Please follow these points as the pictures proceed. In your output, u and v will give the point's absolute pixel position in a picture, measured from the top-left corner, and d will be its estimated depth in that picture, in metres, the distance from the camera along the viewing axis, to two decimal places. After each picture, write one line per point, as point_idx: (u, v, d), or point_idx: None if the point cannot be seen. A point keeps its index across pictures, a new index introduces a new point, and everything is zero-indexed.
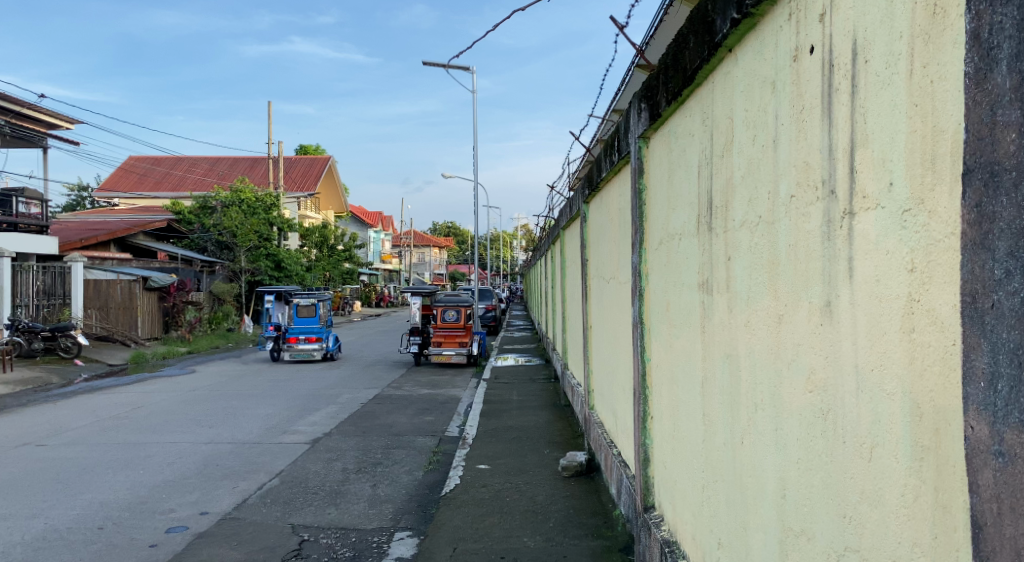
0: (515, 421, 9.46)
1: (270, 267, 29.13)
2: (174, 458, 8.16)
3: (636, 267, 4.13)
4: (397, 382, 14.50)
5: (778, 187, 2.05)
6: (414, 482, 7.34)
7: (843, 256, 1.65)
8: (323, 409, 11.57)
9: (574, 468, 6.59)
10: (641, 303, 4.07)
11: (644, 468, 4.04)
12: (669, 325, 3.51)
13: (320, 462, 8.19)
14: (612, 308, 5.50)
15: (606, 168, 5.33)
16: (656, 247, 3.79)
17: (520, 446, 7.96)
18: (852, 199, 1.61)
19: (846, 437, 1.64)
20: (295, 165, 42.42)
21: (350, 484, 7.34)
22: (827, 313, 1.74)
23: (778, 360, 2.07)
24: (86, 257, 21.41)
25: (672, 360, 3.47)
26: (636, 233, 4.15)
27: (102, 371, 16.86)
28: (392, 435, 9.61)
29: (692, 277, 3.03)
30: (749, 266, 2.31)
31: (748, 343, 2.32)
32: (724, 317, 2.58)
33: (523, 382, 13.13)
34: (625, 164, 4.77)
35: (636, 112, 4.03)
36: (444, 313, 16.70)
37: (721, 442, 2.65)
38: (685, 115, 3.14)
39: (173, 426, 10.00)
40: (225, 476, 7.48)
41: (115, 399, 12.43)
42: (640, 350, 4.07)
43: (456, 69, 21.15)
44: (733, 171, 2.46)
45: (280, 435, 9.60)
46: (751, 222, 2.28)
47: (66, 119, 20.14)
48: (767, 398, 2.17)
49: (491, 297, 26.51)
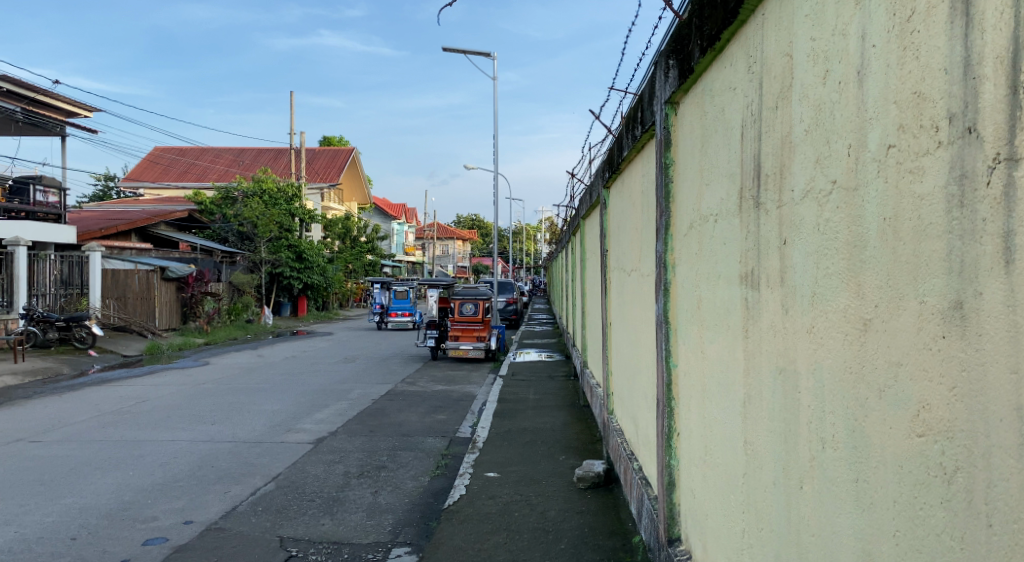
0: (530, 422, 8.89)
1: (291, 258, 29.25)
2: (168, 458, 7.76)
3: (661, 257, 3.52)
4: (412, 377, 14.06)
5: (867, 136, 1.42)
6: (418, 489, 6.84)
7: (992, 231, 1.03)
8: (332, 405, 11.16)
9: (590, 479, 5.99)
10: (665, 298, 3.46)
11: (668, 493, 3.44)
12: (700, 327, 2.90)
13: (321, 464, 7.71)
14: (634, 305, 4.88)
15: (628, 146, 4.73)
16: (685, 232, 3.18)
17: (533, 451, 7.39)
18: (1013, 139, 0.99)
19: (993, 518, 1.04)
20: (317, 156, 42.07)
21: (350, 490, 6.85)
22: (957, 319, 1.12)
23: (860, 383, 1.47)
24: (104, 247, 21.33)
25: (704, 368, 2.86)
26: (660, 216, 3.54)
27: (115, 362, 16.70)
28: (400, 435, 9.12)
29: (732, 266, 2.42)
30: (816, 251, 1.70)
31: (813, 356, 1.71)
32: (777, 321, 1.97)
33: (541, 379, 12.52)
34: (649, 139, 4.15)
35: (663, 72, 3.42)
36: (462, 306, 16.13)
37: (767, 479, 2.06)
38: (723, 67, 2.53)
39: (174, 422, 9.63)
40: (219, 479, 7.07)
41: (120, 392, 12.16)
42: (664, 355, 3.47)
43: (477, 54, 20.48)
44: (793, 125, 1.84)
45: (283, 433, 9.17)
46: (821, 191, 1.67)
47: (84, 106, 20.00)
48: (842, 434, 1.56)
49: (511, 290, 25.87)
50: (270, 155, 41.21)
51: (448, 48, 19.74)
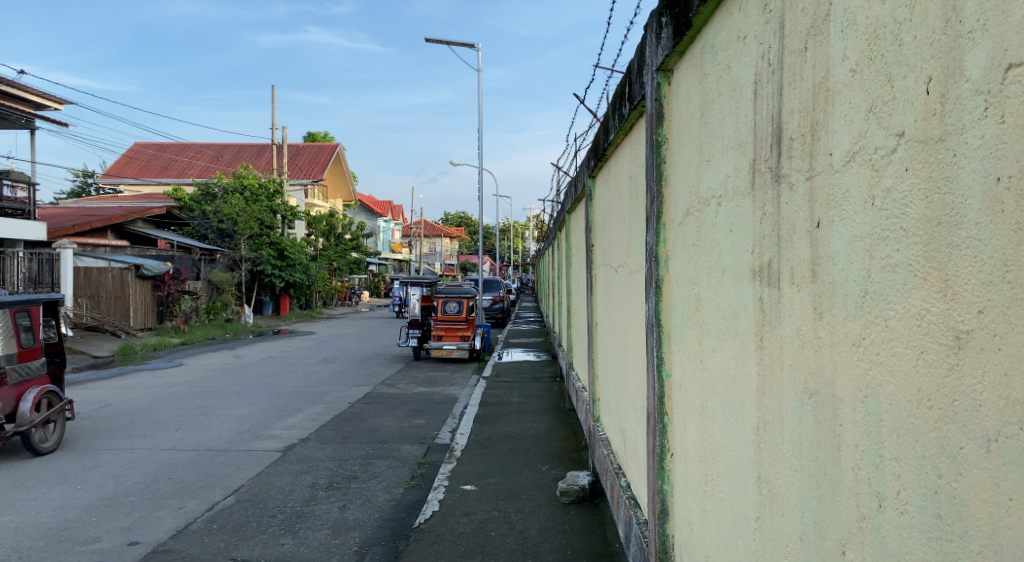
0: (512, 428, 8.41)
1: (273, 255, 28.61)
2: (122, 468, 7.23)
3: (652, 250, 3.05)
4: (392, 379, 13.53)
5: (965, 56, 0.95)
6: (389, 502, 6.37)
7: None
8: (306, 409, 10.63)
9: (575, 493, 5.54)
10: (657, 298, 3.00)
11: (660, 522, 2.96)
12: (700, 332, 2.43)
13: (288, 475, 7.20)
14: (622, 305, 4.42)
15: (614, 128, 4.27)
16: (681, 220, 2.71)
17: (515, 460, 6.92)
18: None
19: None
20: (300, 152, 41.09)
21: (316, 504, 6.35)
22: None
23: (945, 418, 1.00)
24: (76, 244, 20.63)
25: (703, 381, 2.41)
26: (651, 204, 3.08)
27: (85, 363, 16.08)
28: (375, 442, 8.62)
29: (741, 259, 1.96)
30: (868, 231, 1.23)
31: (864, 380, 1.24)
32: (806, 330, 1.50)
33: (525, 381, 12.03)
34: (637, 118, 3.69)
35: (653, 35, 2.95)
36: (445, 305, 15.59)
37: (789, 530, 1.61)
38: (730, 14, 2.06)
39: (135, 429, 9.07)
40: (174, 493, 6.55)
41: (84, 396, 11.57)
42: (656, 364, 3.00)
43: (460, 45, 19.81)
44: (832, 66, 1.37)
45: (251, 441, 8.65)
46: (876, 150, 1.20)
47: (54, 100, 19.30)
48: (913, 491, 1.08)
49: (497, 288, 25.26)
50: (253, 151, 40.39)
51: (431, 39, 19.09)
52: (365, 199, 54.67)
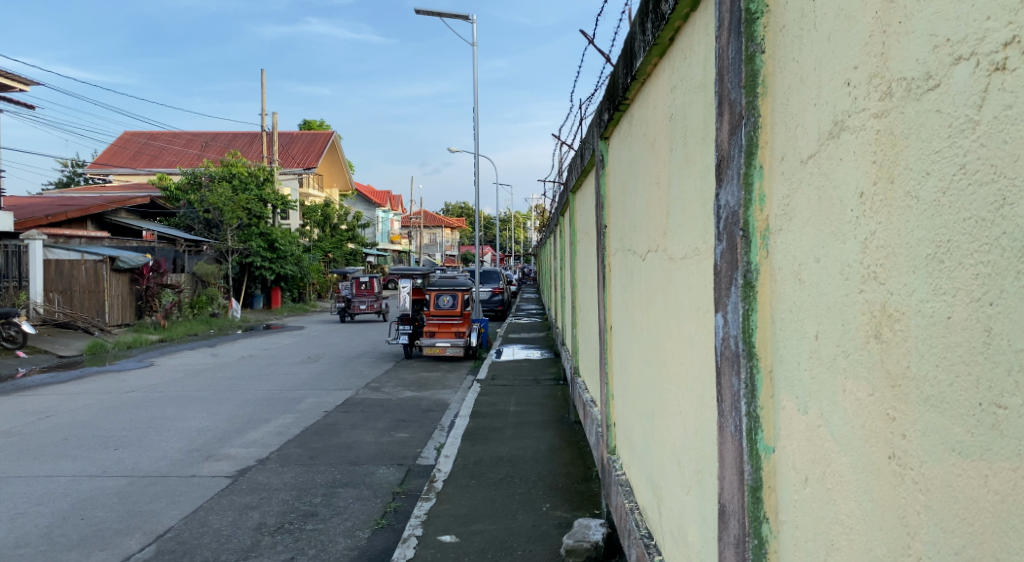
0: (507, 447, 7.08)
1: (262, 246, 27.36)
2: (28, 506, 5.86)
3: (734, 220, 1.69)
4: (378, 381, 12.17)
5: None
6: (349, 553, 5.02)
7: None
8: (275, 420, 9.32)
9: (584, 552, 4.18)
10: (747, 307, 1.62)
11: None
12: (898, 388, 1.06)
13: (232, 512, 5.84)
14: (654, 303, 3.07)
15: (645, 51, 2.92)
16: (819, 147, 1.33)
17: (508, 496, 5.56)
18: None
19: None
20: (294, 140, 39.61)
21: (256, 558, 4.97)
22: None
23: None
24: (47, 235, 19.12)
25: (904, 506, 1.04)
26: (733, 133, 1.70)
27: (48, 364, 14.78)
28: (346, 463, 7.28)
29: None
30: None
31: None
32: None
33: (525, 385, 10.67)
34: (689, 13, 2.32)
35: None
36: (438, 298, 14.16)
37: None
38: None
39: (64, 448, 7.69)
40: (80, 540, 5.19)
41: (23, 405, 10.19)
42: (752, 427, 1.62)
43: (452, 17, 18.36)
44: None
45: (199, 463, 7.29)
46: None
47: (19, 79, 17.70)
48: None
49: (496, 280, 23.93)
50: (244, 139, 39.06)
51: (422, 10, 17.68)
52: (363, 189, 53.35)
